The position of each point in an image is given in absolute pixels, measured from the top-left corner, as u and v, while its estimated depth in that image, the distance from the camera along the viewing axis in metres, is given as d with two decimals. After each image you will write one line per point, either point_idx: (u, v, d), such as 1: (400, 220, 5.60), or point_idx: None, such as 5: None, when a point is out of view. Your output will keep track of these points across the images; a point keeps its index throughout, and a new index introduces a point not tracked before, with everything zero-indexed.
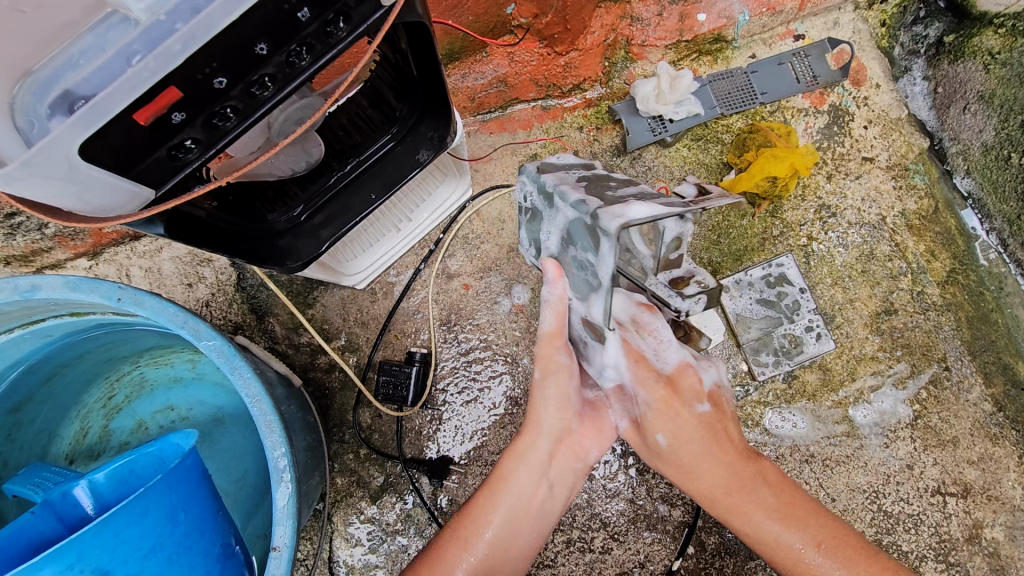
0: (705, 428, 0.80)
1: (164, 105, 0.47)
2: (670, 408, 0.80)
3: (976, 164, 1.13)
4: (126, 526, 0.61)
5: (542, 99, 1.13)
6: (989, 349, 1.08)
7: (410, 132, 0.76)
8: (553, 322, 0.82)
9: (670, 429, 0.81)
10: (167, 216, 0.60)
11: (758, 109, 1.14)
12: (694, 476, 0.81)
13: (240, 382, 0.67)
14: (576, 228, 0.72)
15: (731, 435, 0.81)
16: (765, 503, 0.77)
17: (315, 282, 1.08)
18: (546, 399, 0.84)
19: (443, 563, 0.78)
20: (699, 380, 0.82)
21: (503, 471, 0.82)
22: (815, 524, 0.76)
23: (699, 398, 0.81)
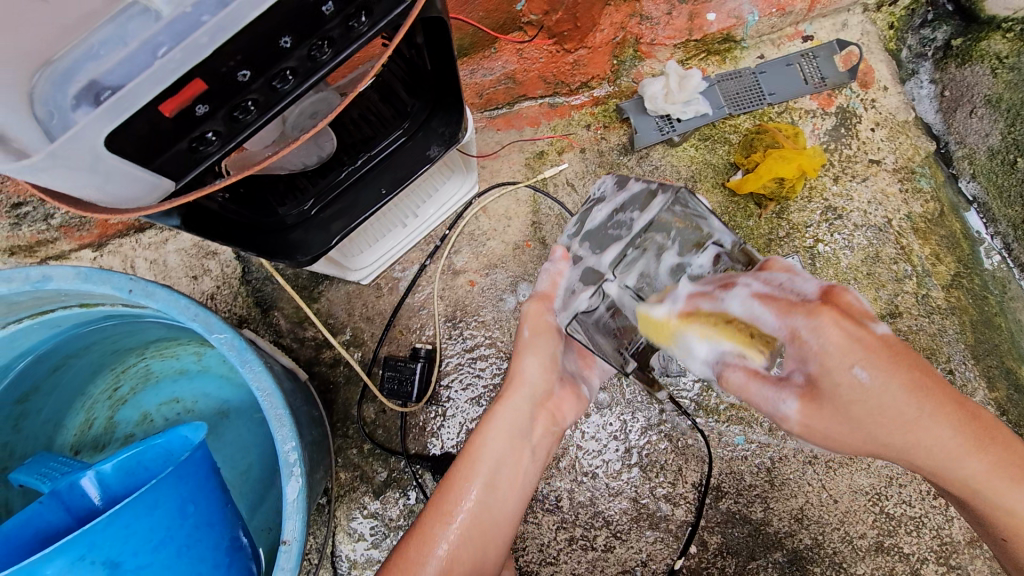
0: (899, 352, 0.55)
1: (187, 97, 0.47)
2: (845, 333, 0.54)
3: (982, 168, 1.13)
4: (137, 518, 0.60)
5: (550, 96, 1.13)
6: (992, 353, 1.08)
7: (421, 127, 0.76)
8: (547, 285, 0.82)
9: (862, 362, 0.54)
10: (184, 209, 0.60)
11: (766, 110, 1.13)
12: (900, 427, 0.56)
13: (250, 375, 0.67)
14: (636, 198, 0.76)
15: (926, 360, 0.57)
16: (939, 414, 0.56)
17: (320, 277, 1.08)
18: (535, 356, 0.83)
19: (422, 535, 0.73)
20: (860, 301, 0.59)
21: (481, 434, 0.78)
22: (962, 418, 0.57)
23: (872, 318, 0.57)
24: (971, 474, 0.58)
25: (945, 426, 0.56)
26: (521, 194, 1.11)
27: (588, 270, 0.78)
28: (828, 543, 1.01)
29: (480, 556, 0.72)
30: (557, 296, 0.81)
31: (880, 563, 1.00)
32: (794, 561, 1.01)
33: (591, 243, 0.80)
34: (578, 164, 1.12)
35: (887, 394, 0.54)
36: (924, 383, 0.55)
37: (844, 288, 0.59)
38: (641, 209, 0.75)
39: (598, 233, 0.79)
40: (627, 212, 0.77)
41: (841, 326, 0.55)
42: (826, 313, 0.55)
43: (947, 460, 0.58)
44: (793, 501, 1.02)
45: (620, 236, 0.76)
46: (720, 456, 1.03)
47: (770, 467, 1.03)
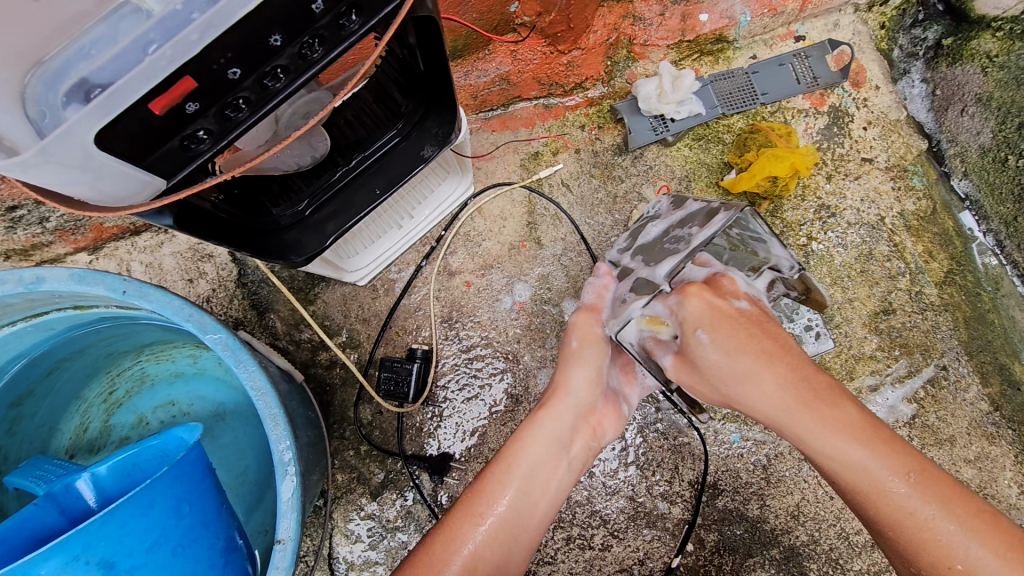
0: (744, 321, 0.72)
1: (178, 94, 0.47)
2: (706, 305, 0.74)
3: (974, 166, 1.14)
4: (132, 518, 0.60)
5: (544, 98, 1.13)
6: (986, 349, 1.09)
7: (415, 127, 0.76)
8: (593, 298, 0.90)
9: (705, 326, 0.72)
10: (176, 209, 0.60)
11: (759, 110, 1.14)
12: (739, 375, 0.70)
13: (245, 375, 0.67)
14: (693, 215, 0.85)
15: (779, 337, 0.71)
16: (790, 393, 0.67)
17: (316, 279, 1.08)
18: (580, 368, 0.84)
19: (449, 536, 0.74)
20: (737, 283, 0.78)
21: (520, 444, 0.79)
22: (840, 411, 0.65)
23: (737, 296, 0.75)
24: (860, 471, 0.64)
25: (773, 378, 0.68)
26: (516, 195, 1.11)
27: (642, 281, 0.84)
28: (825, 540, 1.01)
29: (503, 561, 0.74)
30: (605, 308, 0.88)
31: (876, 559, 1.00)
32: (791, 557, 1.01)
33: (647, 256, 0.87)
34: (573, 164, 1.13)
35: (724, 354, 0.70)
36: (762, 348, 0.69)
37: (726, 275, 0.78)
38: (699, 225, 0.82)
39: (654, 245, 0.88)
40: (685, 228, 0.84)
41: (700, 298, 0.74)
42: (693, 289, 0.75)
43: (828, 453, 0.65)
44: (789, 498, 1.02)
45: (677, 249, 0.82)
46: (716, 454, 1.04)
47: (766, 464, 1.04)
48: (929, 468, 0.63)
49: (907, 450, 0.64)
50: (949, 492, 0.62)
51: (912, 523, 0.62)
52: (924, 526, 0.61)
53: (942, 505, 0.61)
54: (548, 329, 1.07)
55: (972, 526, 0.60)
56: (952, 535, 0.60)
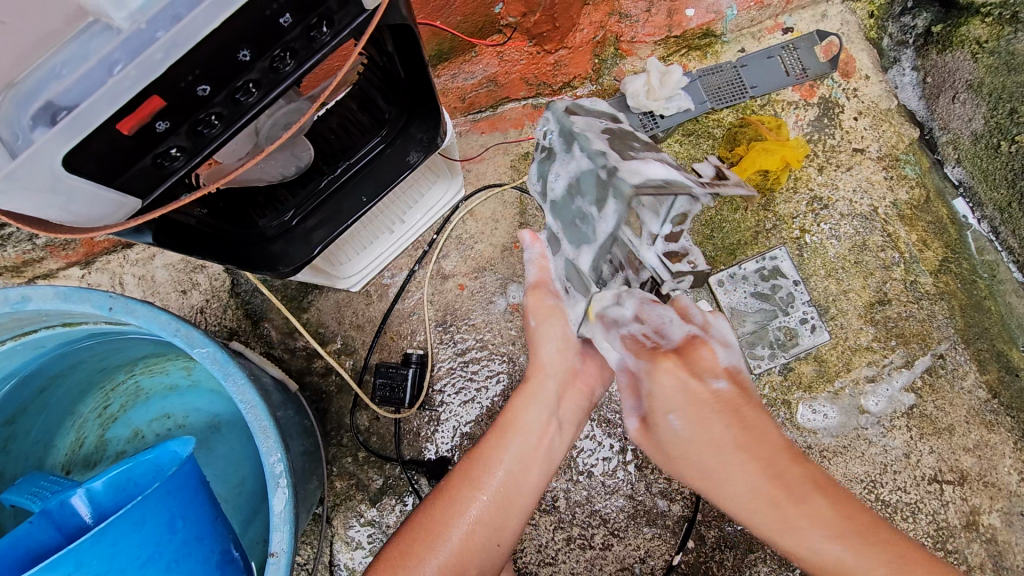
0: (717, 407, 0.69)
1: (146, 114, 0.47)
2: (677, 383, 0.71)
3: (967, 153, 1.13)
4: (124, 536, 0.61)
5: (533, 98, 1.13)
6: (983, 337, 1.08)
7: (400, 133, 0.76)
8: (537, 269, 0.83)
9: (675, 412, 0.71)
10: (156, 224, 0.60)
11: (748, 103, 1.14)
12: (705, 475, 0.69)
13: (234, 388, 0.67)
14: (587, 177, 0.71)
15: (756, 420, 0.69)
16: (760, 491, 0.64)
17: (309, 286, 1.08)
18: (549, 342, 0.83)
19: (454, 506, 0.73)
20: (713, 355, 0.73)
21: (505, 421, 0.78)
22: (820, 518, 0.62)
23: (714, 374, 0.71)
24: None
25: (739, 482, 0.66)
26: (507, 196, 1.11)
27: (570, 264, 0.79)
28: None
29: (503, 527, 0.73)
30: (553, 280, 0.83)
31: None
32: None
33: (561, 224, 0.77)
34: None
35: (689, 442, 0.70)
36: (731, 439, 0.67)
37: (705, 343, 0.74)
38: (596, 203, 0.71)
39: (565, 207, 0.75)
40: (582, 199, 0.73)
41: (674, 374, 0.71)
42: (664, 363, 0.72)
43: (807, 552, 0.62)
44: None
45: (586, 233, 0.74)
46: None
47: None
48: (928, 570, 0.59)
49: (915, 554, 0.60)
50: None
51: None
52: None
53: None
54: None
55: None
56: None
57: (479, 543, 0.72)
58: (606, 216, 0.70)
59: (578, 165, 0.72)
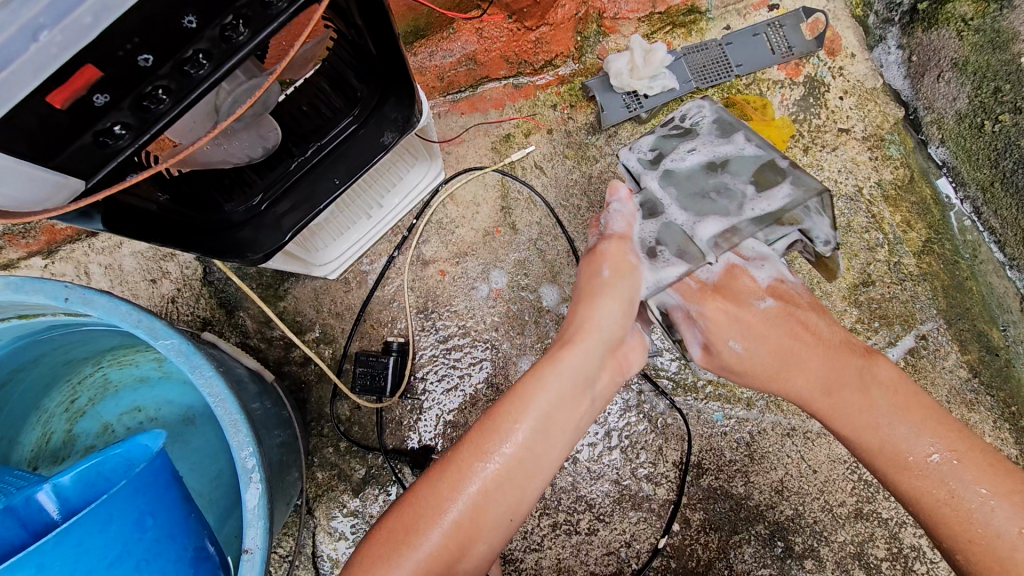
0: (776, 321, 0.79)
1: (82, 85, 0.49)
2: (725, 313, 0.80)
3: (950, 133, 1.12)
4: (89, 536, 0.58)
5: (514, 77, 1.10)
6: (964, 317, 1.08)
7: (373, 112, 0.73)
8: (623, 225, 0.83)
9: (738, 336, 0.79)
10: (105, 207, 0.58)
11: (734, 82, 1.12)
12: (772, 370, 0.78)
13: (201, 381, 0.65)
14: (745, 162, 0.81)
15: (806, 324, 0.79)
16: (829, 379, 0.75)
17: (285, 275, 1.05)
18: (610, 300, 0.79)
19: (475, 448, 0.71)
20: (750, 281, 0.83)
21: (541, 378, 0.75)
22: (866, 396, 0.73)
23: (758, 296, 0.81)
24: (891, 446, 0.71)
25: (813, 370, 0.76)
26: (488, 179, 1.08)
27: (676, 229, 0.80)
28: (809, 513, 1.01)
29: (516, 501, 0.71)
30: (636, 240, 0.82)
31: (860, 530, 1.00)
32: (776, 532, 1.01)
33: (676, 190, 0.81)
34: (545, 146, 1.09)
35: (752, 354, 0.79)
36: (797, 341, 0.78)
37: (743, 270, 0.83)
38: (755, 184, 0.79)
39: (689, 180, 0.81)
40: (727, 176, 0.80)
41: (723, 307, 0.80)
42: (711, 300, 0.81)
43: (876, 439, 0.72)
44: (774, 473, 1.02)
45: (722, 203, 0.79)
46: (700, 434, 1.04)
47: (749, 441, 1.03)
48: (937, 418, 0.71)
49: (929, 410, 0.72)
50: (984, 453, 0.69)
51: (920, 499, 0.70)
52: (946, 500, 0.68)
53: (974, 480, 0.67)
54: (526, 315, 1.04)
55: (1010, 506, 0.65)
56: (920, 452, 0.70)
57: (492, 518, 0.69)
58: (770, 197, 0.78)
59: (732, 150, 0.82)
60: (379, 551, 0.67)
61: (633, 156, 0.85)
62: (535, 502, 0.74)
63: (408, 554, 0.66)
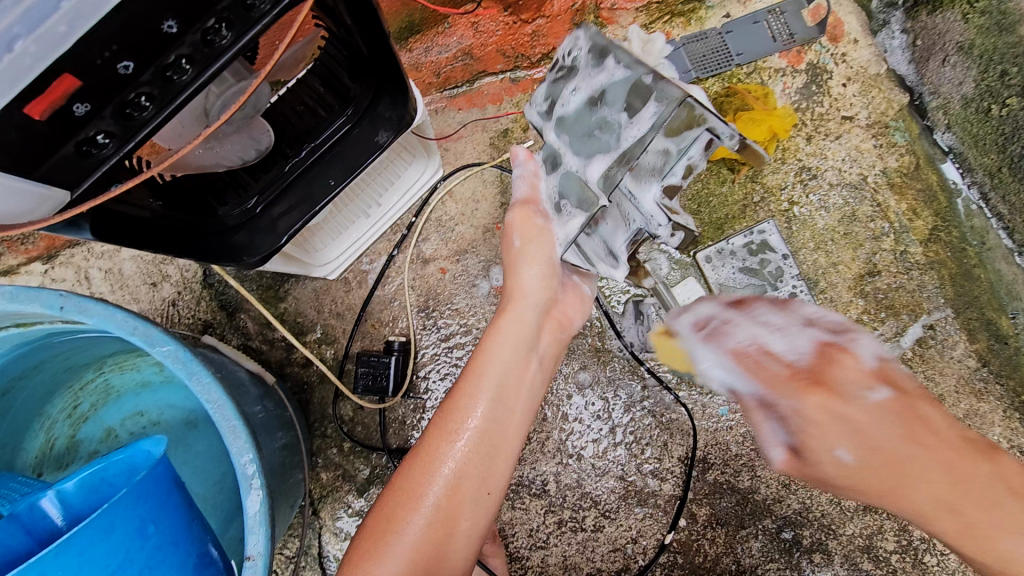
0: (891, 417, 0.65)
1: (59, 96, 0.49)
2: (829, 415, 0.65)
3: (957, 118, 1.10)
4: (91, 545, 0.58)
5: (510, 71, 1.07)
6: (972, 305, 1.07)
7: (366, 112, 0.71)
8: (526, 189, 0.80)
9: (846, 445, 0.65)
10: (93, 216, 0.58)
11: (734, 71, 1.10)
12: (892, 467, 0.65)
13: (198, 387, 0.64)
14: (618, 88, 0.69)
15: (923, 417, 0.66)
16: (953, 480, 0.63)
17: (284, 276, 1.04)
18: (532, 265, 0.80)
19: (444, 427, 0.72)
20: (853, 366, 0.69)
21: (486, 350, 0.77)
22: (986, 488, 0.63)
23: (870, 385, 0.67)
24: (1003, 555, 0.62)
25: (932, 468, 0.64)
26: (487, 175, 1.07)
27: (575, 179, 0.72)
28: (817, 506, 1.00)
29: (490, 471, 0.72)
30: (544, 200, 0.79)
31: (869, 522, 0.99)
32: (783, 526, 1.00)
33: (570, 137, 0.72)
34: None
35: (866, 464, 0.65)
36: (914, 428, 0.65)
37: (840, 352, 0.71)
38: (629, 113, 0.67)
39: (578, 123, 0.71)
40: (609, 110, 0.69)
41: (829, 404, 0.66)
42: (815, 393, 0.66)
43: (966, 525, 0.63)
44: (780, 467, 1.01)
45: (609, 145, 0.68)
46: (705, 429, 1.03)
47: (755, 435, 1.02)
48: None
49: None
50: None
51: (1009, 569, 0.62)
52: None
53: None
54: None
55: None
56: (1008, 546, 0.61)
57: (468, 492, 0.70)
58: (639, 120, 0.66)
59: (608, 79, 0.70)
60: (369, 544, 0.67)
61: (532, 111, 0.75)
62: (513, 471, 0.75)
63: (393, 541, 0.67)
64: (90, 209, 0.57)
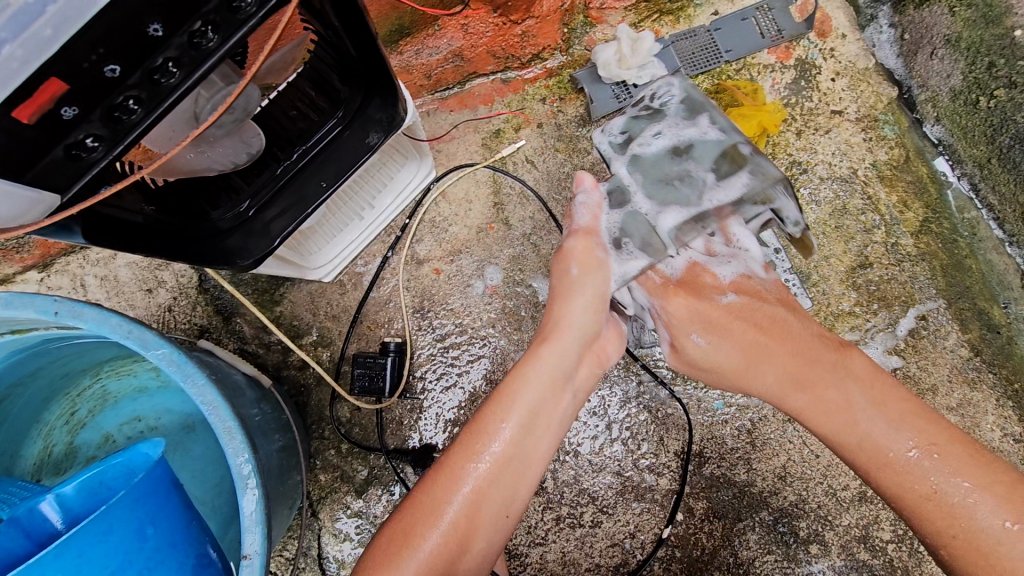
0: (737, 311, 0.79)
1: (46, 100, 0.49)
2: (687, 309, 0.80)
3: (946, 110, 1.11)
4: (90, 546, 0.59)
5: (501, 72, 1.09)
6: (964, 296, 1.07)
7: (356, 115, 0.73)
8: (588, 218, 0.81)
9: (697, 330, 0.80)
10: (85, 219, 0.58)
11: (723, 68, 1.11)
12: (743, 354, 0.77)
13: (194, 389, 0.65)
14: (708, 145, 0.77)
15: (774, 319, 0.78)
16: (791, 366, 0.74)
17: (280, 279, 1.05)
18: (581, 297, 0.80)
19: (464, 450, 0.74)
20: (714, 276, 0.82)
21: (525, 379, 0.76)
22: (843, 392, 0.70)
23: (720, 291, 0.81)
24: (869, 441, 0.69)
25: (773, 362, 0.75)
26: (480, 175, 1.08)
27: (641, 219, 0.79)
28: (812, 498, 1.01)
29: (508, 494, 0.73)
30: (602, 230, 0.81)
31: (864, 513, 1.00)
32: (780, 518, 1.01)
33: (642, 177, 0.79)
34: (536, 139, 1.08)
35: (714, 348, 0.79)
36: (768, 329, 0.77)
37: (704, 266, 0.83)
38: (715, 174, 0.77)
39: (655, 166, 0.78)
40: (691, 164, 0.77)
41: (686, 302, 0.81)
42: (674, 295, 0.81)
43: (847, 429, 0.70)
44: (776, 460, 1.02)
45: (687, 198, 0.77)
46: (701, 423, 1.03)
47: (751, 428, 1.03)
48: (921, 422, 0.68)
49: (909, 404, 0.69)
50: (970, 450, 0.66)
51: (930, 501, 0.66)
52: (930, 496, 0.66)
53: (952, 475, 0.65)
54: (523, 310, 1.04)
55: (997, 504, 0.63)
56: (895, 448, 0.67)
57: (488, 516, 0.72)
58: (728, 186, 0.76)
59: (696, 133, 0.78)
60: (382, 556, 0.69)
61: (604, 140, 0.81)
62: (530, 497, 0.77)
63: (409, 556, 0.68)
64: (80, 213, 0.57)
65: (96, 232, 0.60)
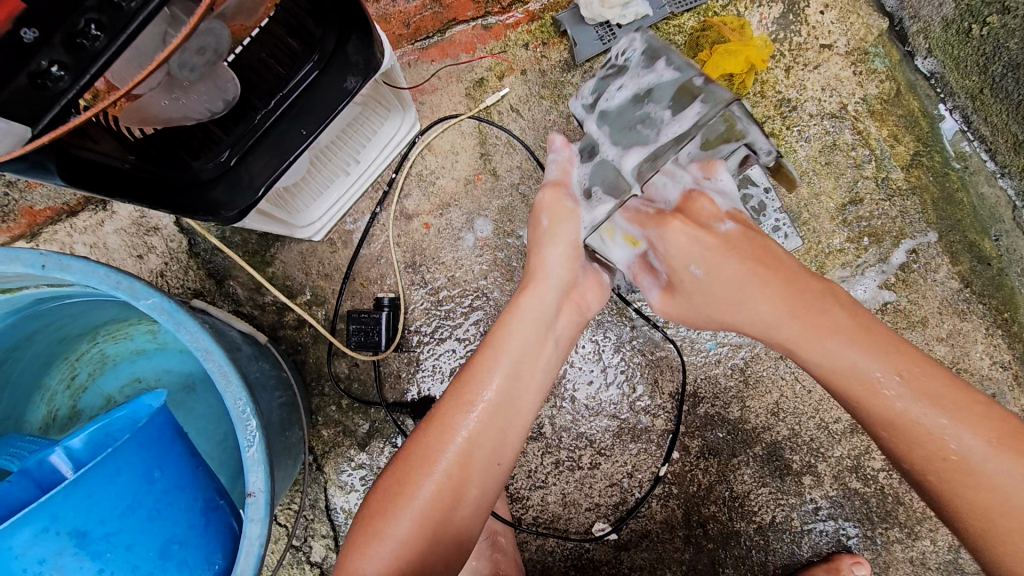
0: (732, 243, 0.75)
1: (8, 19, 0.51)
2: (684, 236, 0.76)
3: (937, 41, 1.07)
4: (99, 487, 0.61)
5: (482, 17, 1.06)
6: (955, 229, 1.07)
7: (333, 57, 0.72)
8: (559, 172, 0.83)
9: (697, 261, 0.76)
10: (61, 160, 0.59)
11: (710, 4, 1.08)
12: (730, 298, 0.76)
13: (188, 336, 0.66)
14: (666, 87, 0.74)
15: (767, 249, 0.76)
16: (784, 302, 0.73)
17: (269, 240, 1.05)
18: (557, 244, 0.82)
19: (456, 401, 0.75)
20: (710, 205, 0.79)
21: (505, 330, 0.79)
22: (827, 317, 0.71)
23: (716, 220, 0.78)
24: (857, 371, 0.69)
25: (763, 300, 0.74)
26: (465, 126, 1.06)
27: (608, 167, 0.77)
28: (805, 432, 1.03)
29: (500, 441, 0.75)
30: (574, 183, 0.82)
31: (856, 444, 1.03)
32: (773, 453, 1.04)
33: (609, 129, 0.78)
34: (520, 87, 1.06)
35: (711, 283, 0.76)
36: (760, 256, 0.74)
37: (700, 194, 0.80)
38: (673, 112, 0.73)
39: (620, 116, 0.77)
40: (653, 106, 0.75)
41: (685, 231, 0.76)
42: (671, 222, 0.77)
43: (840, 363, 0.70)
44: (769, 397, 1.04)
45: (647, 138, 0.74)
46: (694, 364, 1.05)
47: (744, 367, 1.04)
48: (916, 362, 0.68)
49: (889, 334, 0.71)
50: (949, 381, 0.68)
51: (899, 422, 0.68)
52: (910, 419, 0.67)
53: (929, 401, 0.66)
54: (513, 260, 1.04)
55: (969, 428, 0.66)
56: (874, 373, 0.68)
57: (479, 461, 0.73)
58: (683, 118, 0.72)
59: (654, 78, 0.76)
60: (379, 506, 0.72)
61: (578, 104, 0.83)
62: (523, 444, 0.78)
63: (404, 504, 0.71)
64: (53, 149, 0.57)
65: (71, 172, 0.60)
